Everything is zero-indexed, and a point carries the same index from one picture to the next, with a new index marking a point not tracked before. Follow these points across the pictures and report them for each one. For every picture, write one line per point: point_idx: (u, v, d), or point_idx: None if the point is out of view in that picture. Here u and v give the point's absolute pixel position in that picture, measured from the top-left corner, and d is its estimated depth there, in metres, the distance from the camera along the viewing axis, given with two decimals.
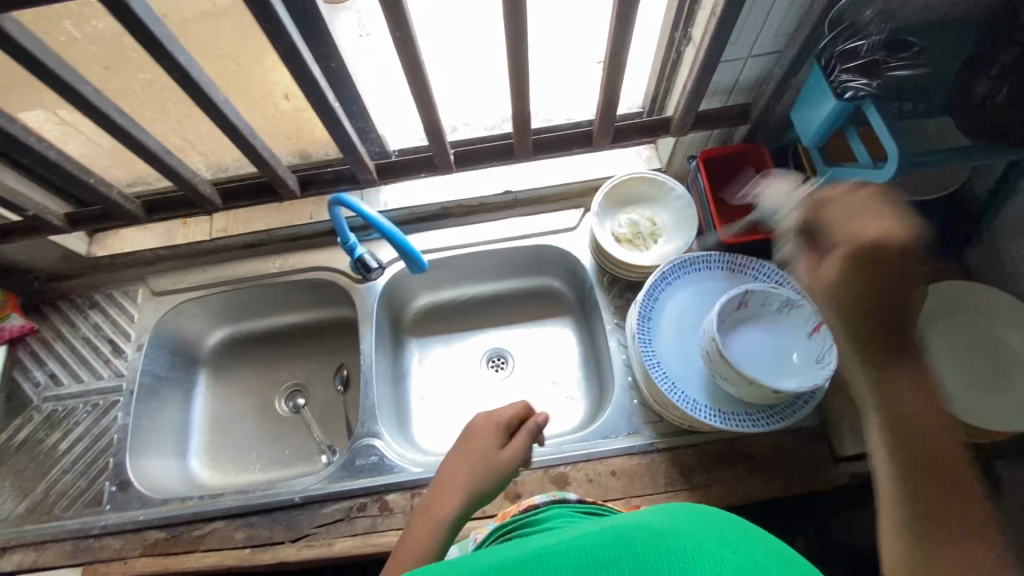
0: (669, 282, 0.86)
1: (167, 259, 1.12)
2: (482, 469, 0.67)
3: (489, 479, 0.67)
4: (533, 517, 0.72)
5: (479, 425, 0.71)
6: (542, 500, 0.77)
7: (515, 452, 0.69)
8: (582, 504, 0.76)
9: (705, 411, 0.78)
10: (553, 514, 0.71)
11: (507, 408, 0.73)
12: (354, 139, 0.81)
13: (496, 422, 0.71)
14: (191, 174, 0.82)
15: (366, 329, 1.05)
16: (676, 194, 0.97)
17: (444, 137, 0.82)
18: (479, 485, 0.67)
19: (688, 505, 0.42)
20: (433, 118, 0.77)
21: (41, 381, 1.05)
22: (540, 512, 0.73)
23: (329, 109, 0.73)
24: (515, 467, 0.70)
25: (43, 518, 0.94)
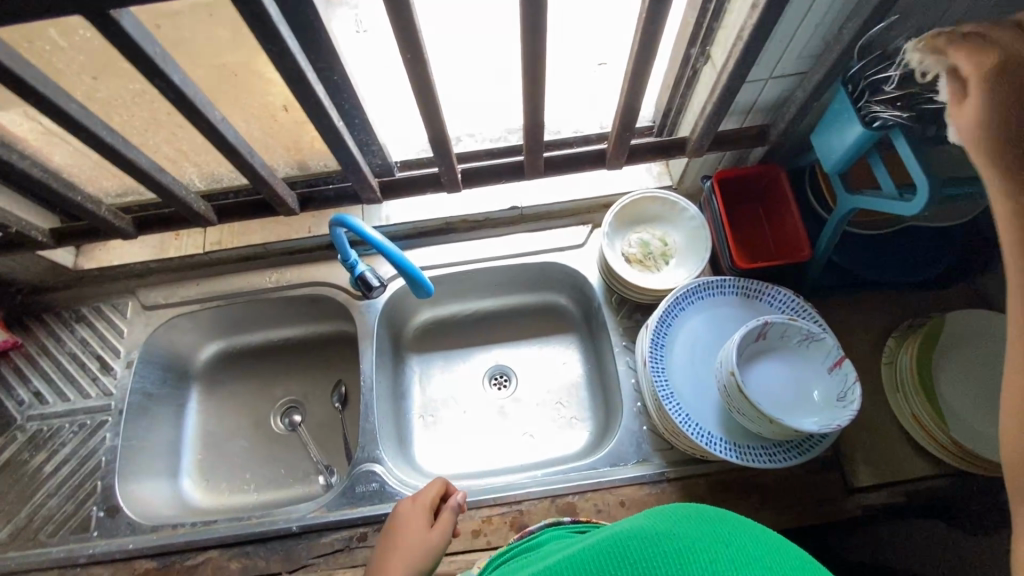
0: (683, 307, 0.84)
1: (157, 272, 1.08)
2: (418, 551, 0.72)
3: (425, 560, 0.72)
4: (525, 542, 0.69)
5: (405, 513, 0.77)
6: (538, 526, 0.74)
7: (444, 527, 0.74)
8: (576, 524, 0.73)
9: (720, 445, 0.75)
10: (547, 537, 0.68)
11: (427, 490, 0.79)
12: (359, 156, 0.77)
13: (420, 507, 0.77)
14: (185, 191, 0.78)
15: (366, 347, 1.02)
16: (689, 214, 0.94)
17: (452, 155, 0.78)
18: (415, 566, 0.70)
19: (687, 507, 0.46)
20: (442, 137, 0.73)
21: (24, 398, 1.01)
22: (533, 536, 0.70)
23: (332, 128, 0.69)
24: (447, 541, 0.74)
25: (27, 545, 0.90)
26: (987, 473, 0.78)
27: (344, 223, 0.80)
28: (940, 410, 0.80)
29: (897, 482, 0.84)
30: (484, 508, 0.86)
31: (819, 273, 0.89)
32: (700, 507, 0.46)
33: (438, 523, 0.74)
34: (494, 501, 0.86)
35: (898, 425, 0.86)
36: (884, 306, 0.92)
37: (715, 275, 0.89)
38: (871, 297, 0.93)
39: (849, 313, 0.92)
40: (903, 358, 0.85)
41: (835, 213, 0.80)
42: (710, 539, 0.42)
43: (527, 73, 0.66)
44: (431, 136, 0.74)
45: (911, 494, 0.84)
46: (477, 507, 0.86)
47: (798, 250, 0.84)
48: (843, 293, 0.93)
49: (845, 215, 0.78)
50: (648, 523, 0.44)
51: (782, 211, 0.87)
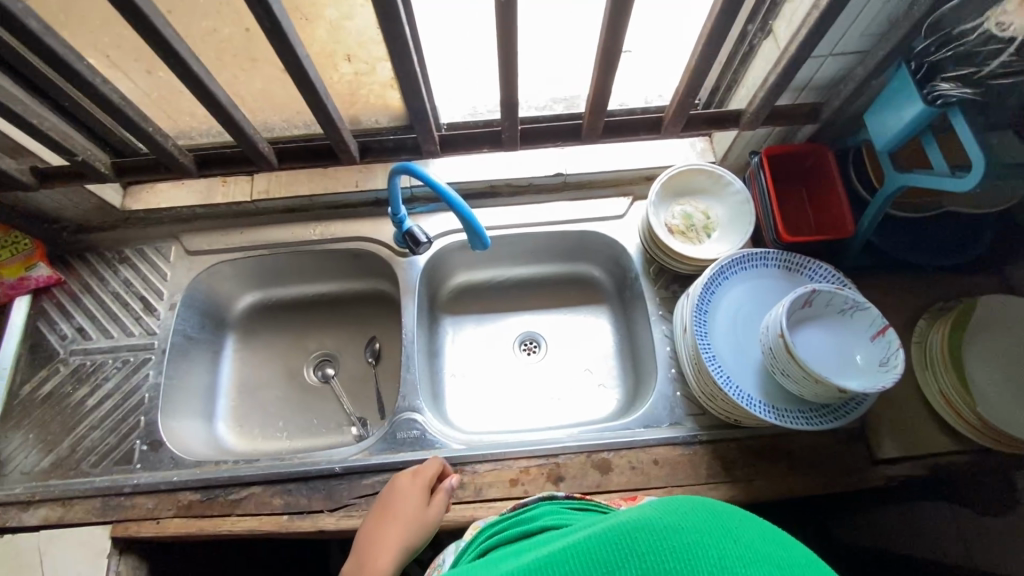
0: (727, 276, 0.87)
1: (203, 219, 1.09)
2: (415, 524, 0.74)
3: (419, 533, 0.74)
4: (519, 515, 0.71)
5: (400, 490, 0.79)
6: (532, 498, 0.76)
7: (439, 505, 0.77)
8: (570, 500, 0.74)
9: (759, 407, 0.78)
10: (540, 513, 0.69)
11: (425, 468, 0.82)
12: (428, 107, 0.79)
13: (418, 483, 0.79)
14: (252, 130, 0.80)
15: (408, 302, 1.04)
16: (734, 189, 0.96)
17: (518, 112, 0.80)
18: (411, 539, 0.72)
19: (693, 496, 0.43)
20: (513, 94, 0.76)
21: (67, 333, 1.02)
22: (526, 510, 0.72)
23: (414, 73, 0.71)
24: (438, 518, 0.77)
25: (70, 474, 0.92)
26: (1010, 450, 0.81)
27: (412, 172, 0.86)
28: (968, 386, 0.84)
29: (919, 457, 0.87)
30: (522, 459, 0.88)
31: (858, 253, 0.91)
32: (696, 496, 0.43)
33: (435, 501, 0.77)
34: (532, 453, 0.89)
35: (924, 401, 0.89)
36: (916, 288, 0.95)
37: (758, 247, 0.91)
38: (904, 280, 0.96)
39: (881, 294, 0.95)
40: (934, 336, 0.88)
41: (880, 192, 0.82)
42: (716, 532, 0.40)
43: (607, 29, 0.67)
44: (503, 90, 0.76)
45: (933, 468, 0.87)
46: (515, 459, 0.88)
47: (841, 227, 0.87)
48: (876, 275, 0.96)
49: (891, 194, 0.80)
50: (650, 514, 0.42)
51: (826, 189, 0.89)
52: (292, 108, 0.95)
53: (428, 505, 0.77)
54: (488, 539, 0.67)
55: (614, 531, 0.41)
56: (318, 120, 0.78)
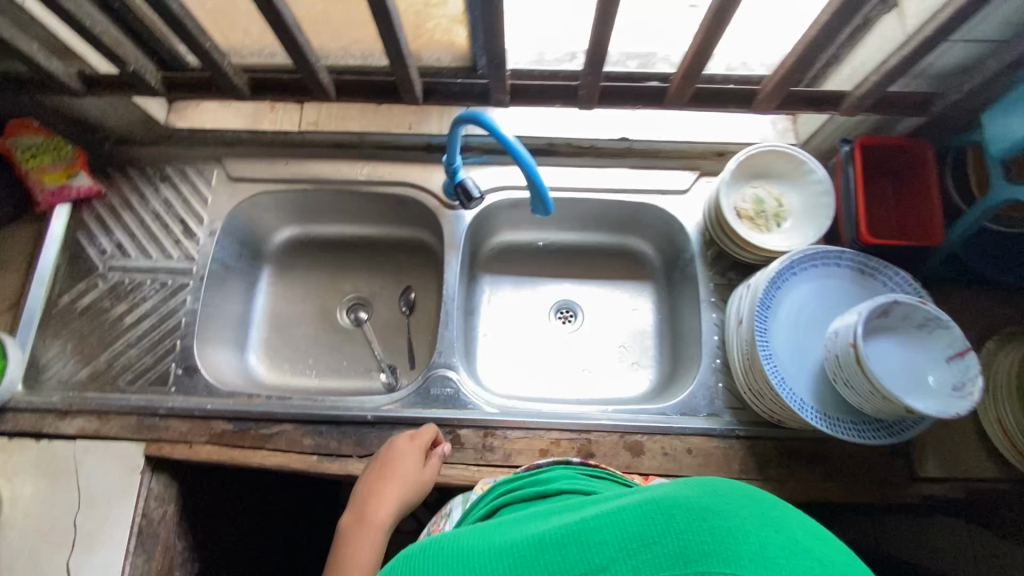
0: (795, 273, 0.82)
1: (247, 144, 1.05)
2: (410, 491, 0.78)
3: (412, 495, 0.78)
4: (533, 475, 0.68)
5: (396, 455, 0.81)
6: (546, 461, 0.75)
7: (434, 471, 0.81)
8: (585, 467, 0.72)
9: (811, 413, 0.76)
10: (557, 474, 0.66)
11: (422, 434, 0.83)
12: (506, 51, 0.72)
13: (414, 449, 0.81)
14: (314, 57, 0.75)
15: (451, 256, 1.00)
16: (815, 177, 0.89)
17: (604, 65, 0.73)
18: (405, 500, 0.77)
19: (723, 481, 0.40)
20: (602, 48, 0.69)
21: (107, 249, 1.01)
22: (541, 471, 0.69)
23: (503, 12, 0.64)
24: (432, 477, 0.81)
25: (107, 388, 0.93)
26: None
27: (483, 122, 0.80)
28: None
29: (960, 480, 0.85)
30: (554, 431, 0.87)
31: (938, 263, 0.85)
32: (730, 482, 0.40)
33: (430, 466, 0.80)
34: (565, 426, 0.87)
35: (976, 425, 0.86)
36: (990, 307, 0.89)
37: (834, 245, 0.85)
38: (978, 297, 0.90)
39: (951, 309, 0.90)
40: (1003, 359, 0.83)
41: (982, 202, 0.75)
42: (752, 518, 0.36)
43: None
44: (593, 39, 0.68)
45: (971, 492, 0.85)
46: (548, 429, 0.87)
47: (928, 234, 0.81)
48: (949, 288, 0.90)
49: (995, 206, 0.73)
50: (677, 491, 0.38)
51: (916, 191, 0.83)
52: (352, 35, 0.88)
53: (423, 469, 0.80)
54: (498, 496, 0.66)
55: (644, 505, 0.38)
56: (386, 52, 0.72)
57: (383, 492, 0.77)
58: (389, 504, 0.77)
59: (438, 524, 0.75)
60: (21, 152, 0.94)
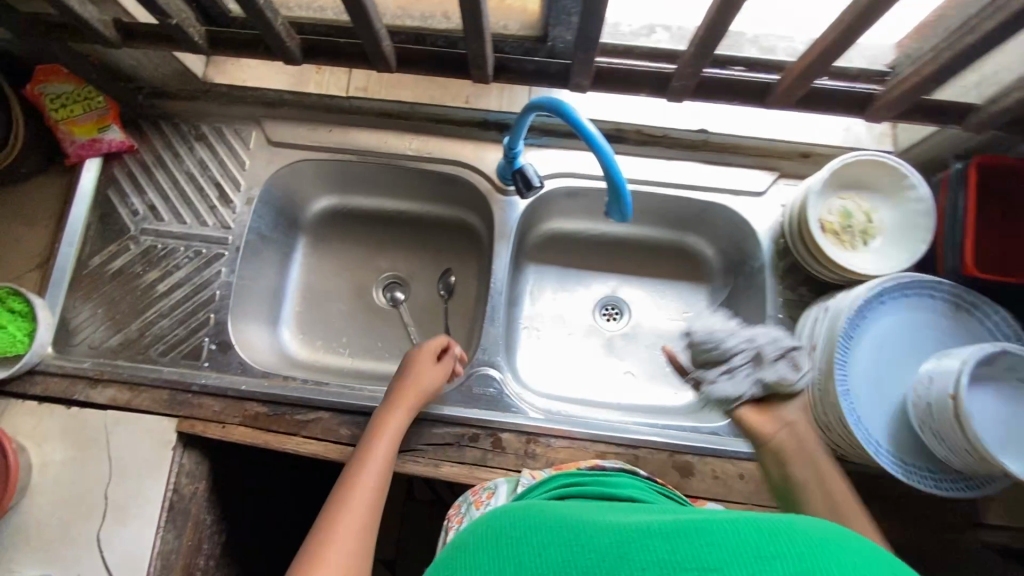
0: (883, 302, 0.75)
1: (289, 106, 0.97)
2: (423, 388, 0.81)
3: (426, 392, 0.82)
4: (598, 476, 0.67)
5: (413, 362, 0.84)
6: (611, 465, 0.76)
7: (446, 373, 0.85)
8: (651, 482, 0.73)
9: (885, 457, 0.71)
10: (620, 480, 0.67)
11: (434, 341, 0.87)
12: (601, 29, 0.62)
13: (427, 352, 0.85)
14: (380, 25, 0.68)
15: (501, 246, 0.93)
16: (915, 194, 0.79)
17: (710, 56, 0.63)
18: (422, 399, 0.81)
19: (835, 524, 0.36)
20: (714, 38, 0.60)
21: (138, 210, 0.95)
22: (607, 474, 0.70)
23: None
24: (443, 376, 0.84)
25: (139, 358, 0.89)
26: None
27: (564, 113, 0.72)
28: None
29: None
30: (599, 443, 0.83)
31: None
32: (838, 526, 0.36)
33: (445, 365, 0.84)
34: (612, 440, 0.83)
35: None
36: None
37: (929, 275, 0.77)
38: None
39: None
40: None
41: None
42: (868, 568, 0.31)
43: None
44: (701, 29, 0.60)
45: None
46: (594, 441, 0.83)
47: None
48: None
49: None
50: (781, 523, 0.35)
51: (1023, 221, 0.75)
52: None
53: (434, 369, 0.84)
54: (555, 486, 0.64)
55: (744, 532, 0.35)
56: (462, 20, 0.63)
57: (401, 389, 0.80)
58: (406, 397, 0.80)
59: (476, 495, 0.75)
60: (51, 101, 0.90)
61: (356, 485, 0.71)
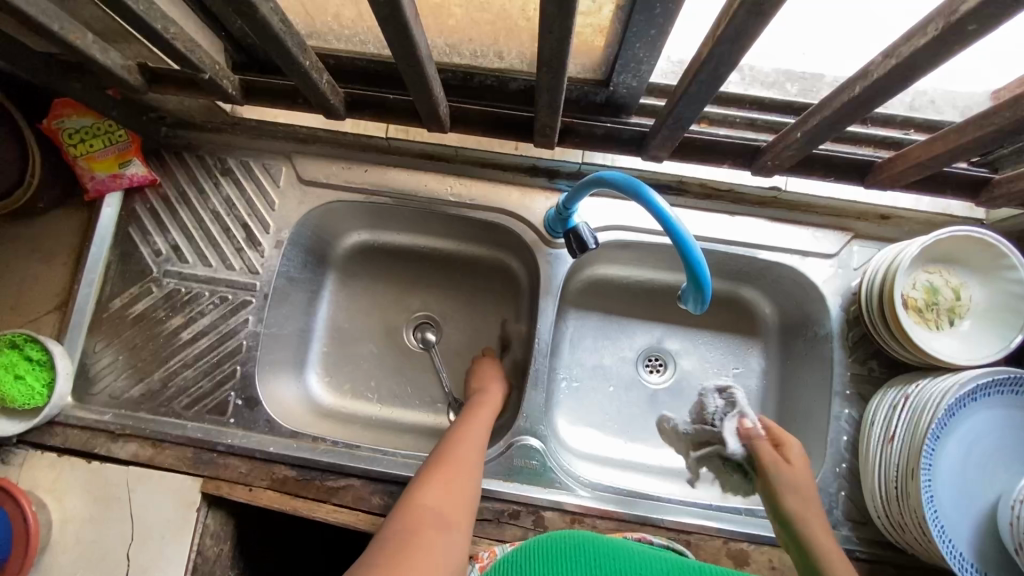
0: (976, 398, 0.68)
1: (322, 142, 0.90)
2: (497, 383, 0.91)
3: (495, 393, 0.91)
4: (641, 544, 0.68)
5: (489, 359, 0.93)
6: (657, 542, 0.73)
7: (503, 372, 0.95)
8: None
9: (971, 573, 0.65)
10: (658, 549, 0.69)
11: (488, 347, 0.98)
12: (697, 113, 0.56)
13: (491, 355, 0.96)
14: (438, 90, 0.63)
15: (546, 301, 0.87)
16: (1014, 276, 0.72)
17: (823, 141, 0.56)
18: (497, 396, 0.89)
19: None
20: (839, 125, 0.52)
21: (161, 250, 0.90)
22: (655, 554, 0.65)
23: (723, 77, 0.48)
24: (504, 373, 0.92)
25: (161, 411, 0.85)
26: None
27: (635, 190, 0.63)
28: None
29: None
30: (648, 526, 0.77)
31: None
32: None
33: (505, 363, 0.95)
34: (662, 524, 0.77)
35: None
36: None
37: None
38: None
39: None
40: None
41: None
42: None
43: None
44: (820, 117, 0.53)
45: None
46: (643, 523, 0.77)
47: None
48: None
49: None
50: None
51: None
52: (466, 35, 0.71)
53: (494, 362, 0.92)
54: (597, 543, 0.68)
55: None
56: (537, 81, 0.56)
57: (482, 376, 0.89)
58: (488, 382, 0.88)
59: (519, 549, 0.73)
60: (70, 136, 0.83)
61: (467, 428, 0.79)
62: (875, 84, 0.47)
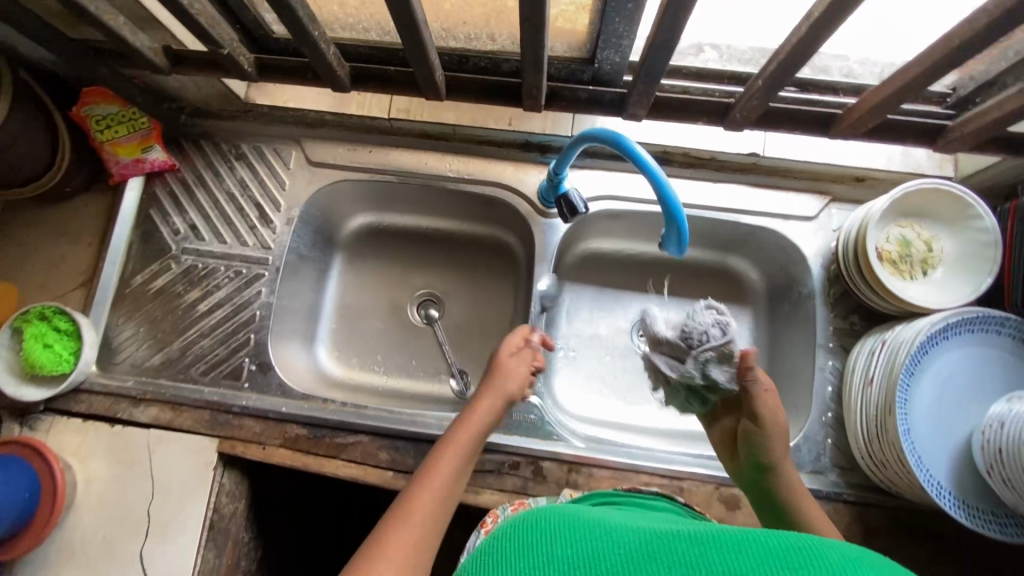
0: (947, 337, 0.72)
1: (330, 126, 0.97)
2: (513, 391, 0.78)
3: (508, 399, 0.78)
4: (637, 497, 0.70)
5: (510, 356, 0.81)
6: (650, 490, 0.76)
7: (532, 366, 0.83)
8: (689, 508, 0.72)
9: (949, 500, 0.68)
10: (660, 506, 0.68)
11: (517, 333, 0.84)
12: (665, 64, 0.62)
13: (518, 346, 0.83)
14: (434, 58, 0.69)
15: (541, 267, 0.92)
16: (980, 224, 0.77)
17: (782, 87, 0.62)
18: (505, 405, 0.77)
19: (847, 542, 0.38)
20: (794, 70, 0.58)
21: (180, 229, 0.96)
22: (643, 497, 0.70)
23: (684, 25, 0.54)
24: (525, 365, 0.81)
25: (179, 377, 0.90)
26: None
27: (620, 145, 0.68)
28: None
29: None
30: (643, 474, 0.81)
31: None
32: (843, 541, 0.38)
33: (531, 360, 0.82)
34: (656, 471, 0.81)
35: None
36: None
37: (1003, 314, 0.72)
38: None
39: None
40: None
41: None
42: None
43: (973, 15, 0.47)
44: (775, 63, 0.59)
45: None
46: (636, 472, 0.81)
47: None
48: None
49: None
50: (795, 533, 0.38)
51: None
52: (460, 18, 0.78)
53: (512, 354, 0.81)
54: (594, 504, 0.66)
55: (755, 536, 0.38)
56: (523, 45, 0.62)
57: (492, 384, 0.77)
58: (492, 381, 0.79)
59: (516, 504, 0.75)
60: (97, 122, 0.90)
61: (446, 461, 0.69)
62: (822, 28, 0.52)
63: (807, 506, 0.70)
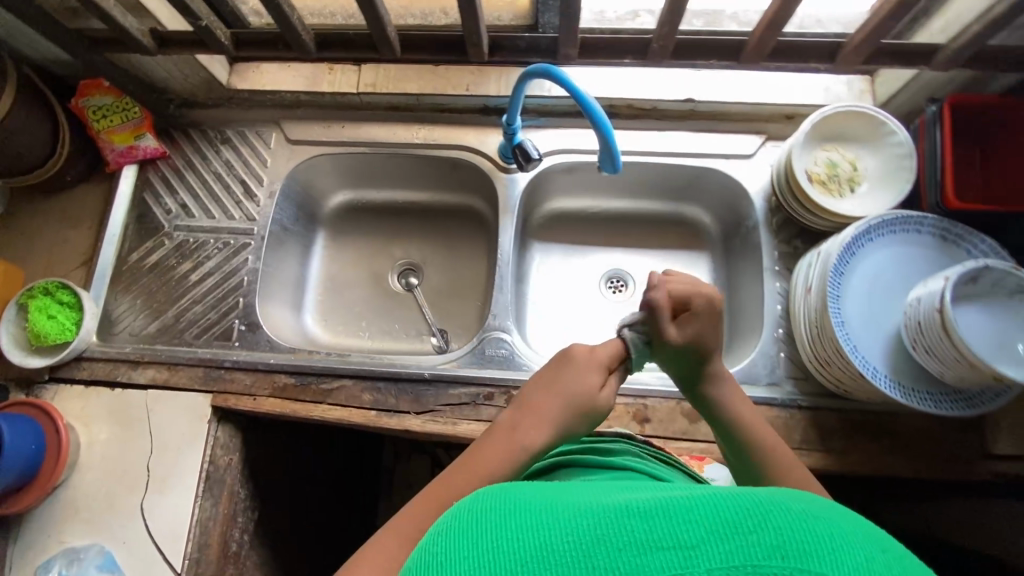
0: (871, 237, 0.78)
1: (307, 106, 1.06)
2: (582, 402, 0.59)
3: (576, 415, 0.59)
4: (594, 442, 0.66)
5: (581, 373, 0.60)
6: (610, 433, 0.73)
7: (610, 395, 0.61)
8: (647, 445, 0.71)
9: (884, 381, 0.73)
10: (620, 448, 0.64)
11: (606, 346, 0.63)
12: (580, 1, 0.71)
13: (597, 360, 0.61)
14: (386, 15, 0.77)
15: (506, 219, 1.00)
16: (895, 139, 0.85)
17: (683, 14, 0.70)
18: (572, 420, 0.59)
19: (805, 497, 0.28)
20: None
21: (172, 208, 1.04)
22: (604, 440, 0.68)
23: None
24: (608, 409, 0.61)
25: (174, 341, 0.97)
26: None
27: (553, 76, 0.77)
28: None
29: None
30: None
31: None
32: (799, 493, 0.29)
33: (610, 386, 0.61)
34: (621, 391, 0.86)
35: None
36: None
37: (924, 216, 0.79)
38: None
39: None
40: None
41: None
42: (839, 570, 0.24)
43: None
44: None
45: None
46: None
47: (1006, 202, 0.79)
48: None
49: None
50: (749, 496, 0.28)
51: (999, 154, 0.80)
52: None
53: (600, 391, 0.60)
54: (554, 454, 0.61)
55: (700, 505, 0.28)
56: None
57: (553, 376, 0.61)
58: (558, 413, 0.57)
59: None
60: (93, 113, 0.99)
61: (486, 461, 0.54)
62: None
63: (773, 446, 0.64)
